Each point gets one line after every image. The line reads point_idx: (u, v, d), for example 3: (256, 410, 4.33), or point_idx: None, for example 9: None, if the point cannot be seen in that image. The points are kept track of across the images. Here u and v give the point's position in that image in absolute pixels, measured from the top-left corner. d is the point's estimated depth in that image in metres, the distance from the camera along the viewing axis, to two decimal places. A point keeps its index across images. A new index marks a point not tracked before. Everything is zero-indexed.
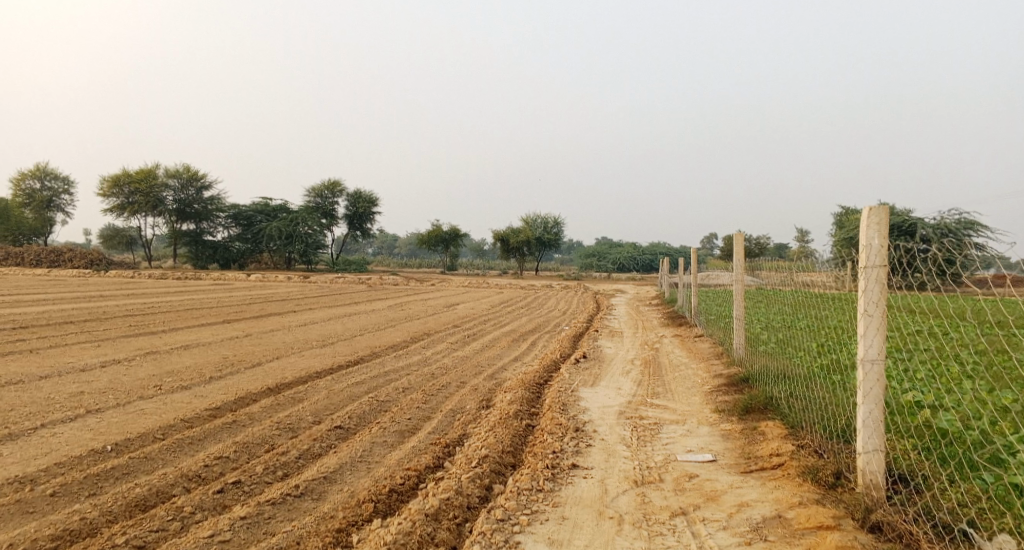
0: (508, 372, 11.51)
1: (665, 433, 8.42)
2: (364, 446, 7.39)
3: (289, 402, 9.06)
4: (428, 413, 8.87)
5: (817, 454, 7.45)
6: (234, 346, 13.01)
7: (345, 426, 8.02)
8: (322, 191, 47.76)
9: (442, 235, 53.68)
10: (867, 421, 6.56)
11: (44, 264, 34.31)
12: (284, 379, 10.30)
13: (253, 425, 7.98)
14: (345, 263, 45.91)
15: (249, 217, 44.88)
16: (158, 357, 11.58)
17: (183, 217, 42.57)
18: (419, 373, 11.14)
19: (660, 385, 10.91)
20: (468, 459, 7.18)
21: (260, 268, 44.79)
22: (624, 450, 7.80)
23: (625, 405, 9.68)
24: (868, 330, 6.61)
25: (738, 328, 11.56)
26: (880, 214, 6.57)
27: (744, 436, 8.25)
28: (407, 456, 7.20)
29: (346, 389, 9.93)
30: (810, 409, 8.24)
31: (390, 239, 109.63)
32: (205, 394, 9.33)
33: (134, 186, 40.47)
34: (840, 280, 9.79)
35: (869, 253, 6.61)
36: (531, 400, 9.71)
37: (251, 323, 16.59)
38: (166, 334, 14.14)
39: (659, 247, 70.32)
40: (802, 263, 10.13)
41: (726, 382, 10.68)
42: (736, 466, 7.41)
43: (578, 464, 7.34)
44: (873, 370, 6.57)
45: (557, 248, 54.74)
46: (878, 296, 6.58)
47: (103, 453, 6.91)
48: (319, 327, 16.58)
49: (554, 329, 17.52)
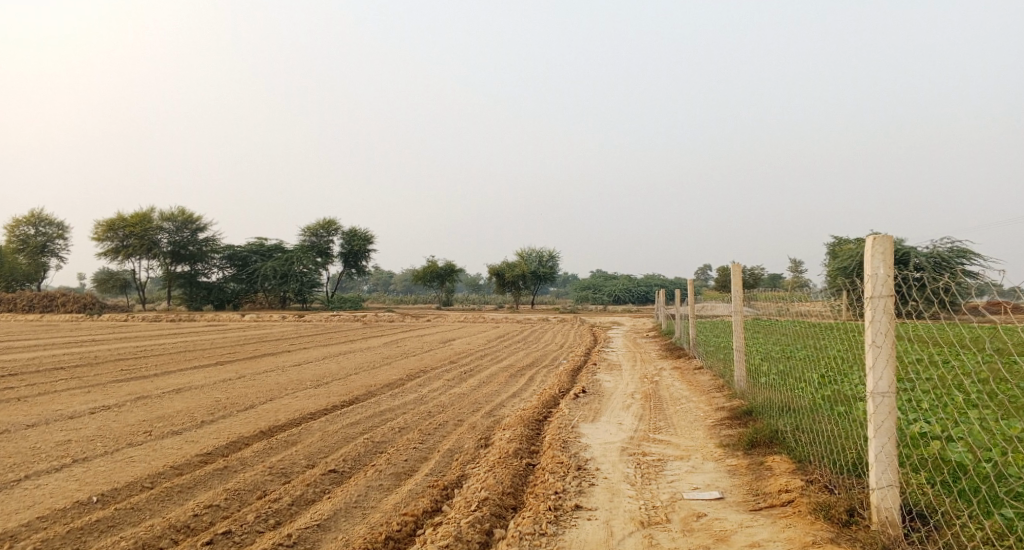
0: (506, 409, 11.28)
1: (670, 470, 8.19)
2: (360, 491, 7.15)
3: (282, 446, 8.82)
4: (425, 453, 8.64)
5: (827, 490, 7.22)
6: (227, 388, 12.78)
7: (340, 470, 7.78)
8: (317, 230, 47.71)
9: (437, 271, 53.58)
10: (879, 456, 6.39)
11: (37, 308, 34.14)
12: (277, 422, 10.07)
13: (244, 470, 7.74)
14: (340, 301, 45.71)
15: (243, 257, 44.75)
16: (150, 402, 11.35)
17: (177, 258, 42.43)
18: (416, 412, 10.92)
19: (662, 419, 10.68)
20: (467, 502, 6.93)
21: (255, 308, 44.57)
22: (629, 489, 7.56)
23: (627, 441, 9.45)
24: (877, 361, 6.44)
25: (738, 359, 11.36)
26: (885, 243, 6.43)
27: (750, 472, 8.02)
28: (404, 500, 6.96)
29: (341, 430, 9.69)
30: (817, 442, 8.02)
31: (385, 276, 109.48)
32: (196, 439, 9.08)
33: (128, 229, 40.37)
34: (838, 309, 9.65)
35: (875, 282, 6.45)
36: (530, 437, 9.48)
37: (245, 364, 16.35)
38: (157, 378, 13.90)
39: (655, 279, 70.27)
40: (801, 293, 9.99)
41: (729, 415, 10.47)
42: (745, 504, 7.18)
43: (581, 505, 7.10)
44: (884, 403, 6.41)
45: (553, 282, 54.66)
46: (886, 327, 6.43)
47: (88, 505, 6.66)
48: (314, 367, 16.34)
49: (552, 364, 17.30)
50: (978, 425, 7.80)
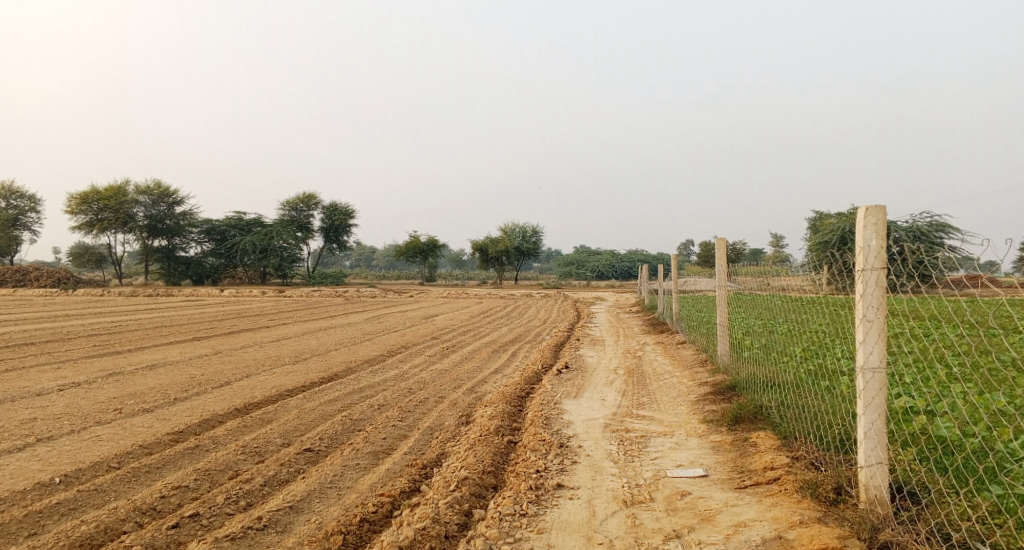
0: (488, 385, 11.07)
1: (653, 447, 8.02)
2: (335, 470, 6.93)
3: (257, 424, 8.60)
4: (405, 431, 8.44)
5: (814, 467, 7.08)
6: (202, 364, 12.51)
7: (316, 448, 7.57)
8: (297, 204, 47.22)
9: (420, 247, 53.24)
10: (869, 433, 6.24)
11: (10, 283, 33.63)
12: (253, 399, 9.83)
13: (216, 449, 7.51)
14: (321, 276, 45.34)
15: (222, 232, 44.24)
16: (121, 379, 11.09)
17: (154, 233, 41.88)
18: (396, 388, 10.71)
19: (645, 394, 10.52)
20: (446, 482, 6.74)
21: (235, 283, 44.14)
22: (611, 466, 7.39)
23: (610, 417, 9.28)
24: (868, 337, 6.27)
25: (721, 333, 11.20)
26: (877, 214, 6.24)
27: (735, 448, 7.86)
28: (381, 480, 6.76)
29: (318, 408, 9.47)
30: (802, 418, 7.88)
31: (368, 251, 108.83)
32: (167, 417, 8.84)
33: (103, 202, 39.72)
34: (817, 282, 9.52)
35: (867, 255, 6.26)
36: (512, 414, 9.30)
37: (221, 339, 16.06)
38: (131, 354, 13.61)
39: (639, 255, 70.22)
40: (781, 267, 9.86)
41: (713, 389, 10.33)
42: (729, 482, 7.03)
43: (563, 484, 6.93)
44: (875, 379, 6.24)
45: (536, 257, 54.50)
46: (877, 301, 6.25)
47: (50, 486, 6.42)
48: (293, 342, 16.09)
49: (535, 339, 17.11)
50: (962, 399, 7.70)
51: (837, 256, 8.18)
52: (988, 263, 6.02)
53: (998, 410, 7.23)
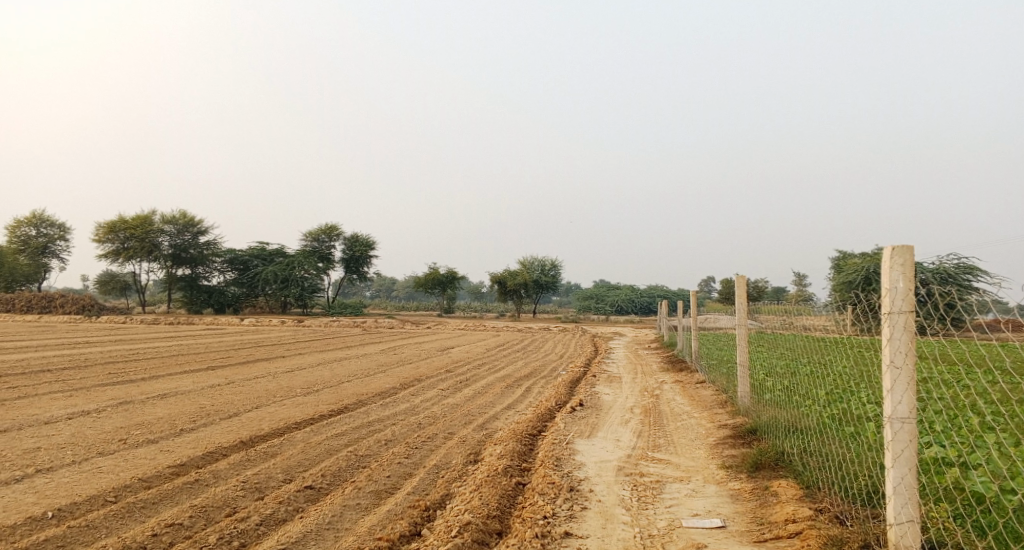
0: (500, 422, 10.81)
1: (668, 494, 7.71)
2: (334, 510, 6.68)
3: (261, 458, 8.37)
4: (411, 469, 8.18)
5: (838, 521, 6.76)
6: (213, 394, 12.32)
7: (317, 486, 7.32)
8: (319, 234, 47.24)
9: (440, 278, 53.12)
10: (898, 488, 5.95)
11: (35, 309, 33.79)
12: (260, 431, 9.61)
13: (216, 484, 7.28)
14: (341, 306, 45.25)
15: (245, 261, 44.34)
16: (130, 408, 10.90)
17: (178, 261, 41.99)
18: (406, 423, 10.47)
19: (661, 436, 10.22)
20: (448, 527, 6.48)
21: (255, 312, 44.14)
22: (624, 514, 7.09)
23: (624, 460, 8.98)
24: (896, 384, 5.98)
25: (741, 374, 10.89)
26: (904, 254, 5.95)
27: (755, 497, 7.54)
28: (381, 522, 6.50)
29: (325, 442, 9.23)
30: (826, 466, 7.56)
31: (388, 282, 108.85)
32: (171, 449, 8.62)
33: (129, 231, 39.89)
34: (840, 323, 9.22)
35: (894, 297, 5.99)
36: (522, 453, 9.03)
37: (235, 369, 15.88)
38: (144, 383, 13.46)
39: (659, 291, 69.79)
40: (803, 307, 9.58)
41: (732, 433, 10.02)
42: (748, 535, 6.72)
43: (571, 532, 6.64)
44: (904, 430, 5.95)
45: (556, 291, 54.23)
46: (905, 346, 5.96)
47: (41, 521, 6.22)
48: (307, 373, 15.88)
49: (551, 375, 16.83)
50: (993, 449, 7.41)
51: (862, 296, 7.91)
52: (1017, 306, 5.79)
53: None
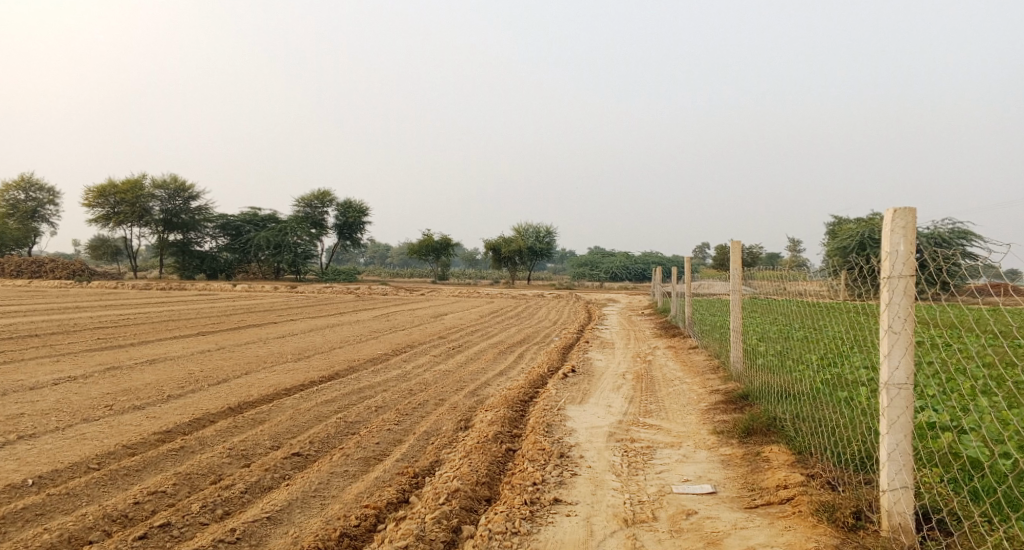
0: (491, 388, 10.72)
1: (659, 460, 7.65)
2: (321, 478, 6.60)
3: (248, 425, 8.28)
4: (400, 436, 8.09)
5: (830, 487, 6.71)
6: (203, 360, 12.21)
7: (304, 453, 7.23)
8: (312, 200, 46.92)
9: (434, 245, 52.93)
10: (892, 455, 5.86)
11: (25, 274, 33.55)
12: (249, 397, 9.51)
13: (202, 451, 7.19)
14: (334, 273, 45.07)
15: (237, 227, 44.08)
16: (118, 374, 10.79)
17: (170, 227, 41.70)
18: (397, 390, 10.38)
19: (653, 402, 10.15)
20: (436, 494, 6.41)
21: (248, 278, 43.96)
22: (614, 480, 7.02)
23: (616, 426, 8.91)
24: (893, 350, 5.89)
25: (734, 340, 10.81)
26: (906, 217, 5.84)
27: (746, 463, 7.48)
28: (368, 490, 6.43)
29: (314, 408, 9.14)
30: (819, 432, 7.50)
31: (382, 248, 108.51)
32: (157, 415, 8.52)
33: (120, 196, 39.53)
34: (832, 288, 9.12)
35: (894, 261, 5.88)
36: (513, 419, 8.96)
37: (226, 335, 15.76)
38: (133, 348, 13.35)
39: (653, 257, 69.73)
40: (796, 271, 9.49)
41: (724, 398, 9.96)
42: (739, 501, 6.66)
43: (561, 499, 6.57)
44: (900, 396, 5.86)
45: (550, 258, 54.07)
46: (905, 311, 5.86)
47: (21, 488, 6.13)
48: (298, 339, 15.77)
49: (543, 341, 16.75)
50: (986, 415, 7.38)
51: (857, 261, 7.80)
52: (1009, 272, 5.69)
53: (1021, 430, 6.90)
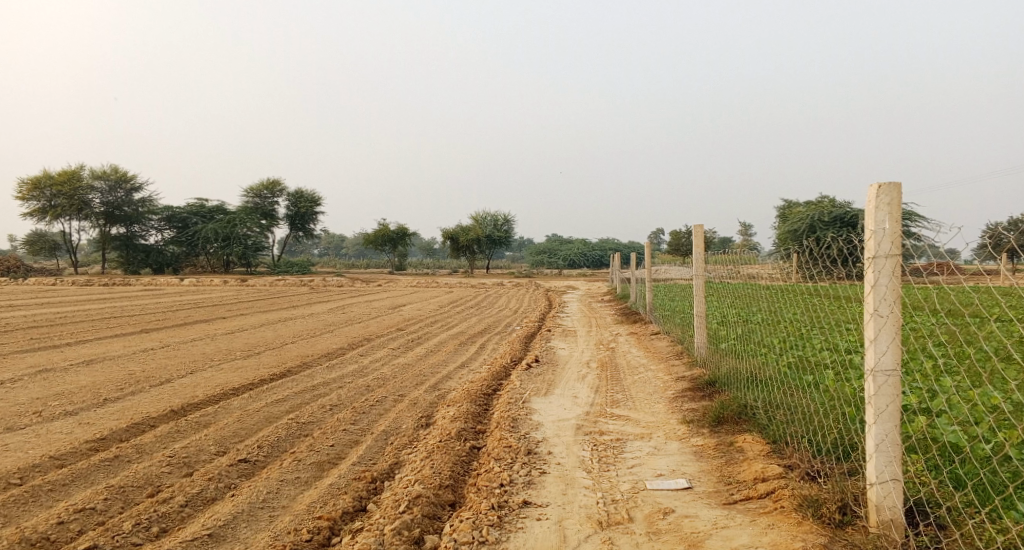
0: (452, 382, 10.26)
1: (629, 453, 7.26)
2: (270, 487, 6.09)
3: (191, 429, 7.73)
4: (356, 436, 7.60)
5: (810, 478, 6.38)
6: (144, 359, 11.57)
7: (252, 458, 6.70)
8: (261, 191, 46.05)
9: (389, 235, 52.17)
10: (881, 446, 5.54)
11: None
12: (193, 398, 8.95)
13: (139, 460, 6.64)
14: (287, 265, 44.21)
15: (184, 219, 43.00)
16: (50, 377, 10.13)
17: (112, 220, 40.47)
18: (353, 386, 9.87)
19: (619, 391, 9.77)
20: (396, 501, 5.93)
21: (196, 272, 42.89)
22: (585, 477, 6.62)
23: (582, 418, 8.50)
24: (880, 335, 5.54)
25: (698, 324, 10.46)
26: (892, 193, 5.48)
27: (720, 454, 7.11)
28: (321, 498, 5.94)
29: (264, 409, 8.60)
30: (794, 420, 7.16)
31: (337, 239, 107.04)
32: (92, 421, 7.92)
33: (56, 188, 38.20)
34: (786, 271, 8.81)
35: (880, 239, 5.53)
36: (476, 414, 8.51)
37: (170, 332, 15.06)
38: (69, 348, 12.66)
39: (611, 243, 69.63)
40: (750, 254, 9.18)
41: (691, 385, 9.62)
42: (716, 497, 6.29)
43: (530, 502, 6.15)
44: (888, 383, 5.53)
45: (506, 246, 53.62)
46: (892, 293, 5.53)
47: None
48: (247, 335, 15.14)
49: (505, 330, 16.32)
50: (954, 395, 7.16)
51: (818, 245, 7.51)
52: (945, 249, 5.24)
53: (995, 411, 6.66)
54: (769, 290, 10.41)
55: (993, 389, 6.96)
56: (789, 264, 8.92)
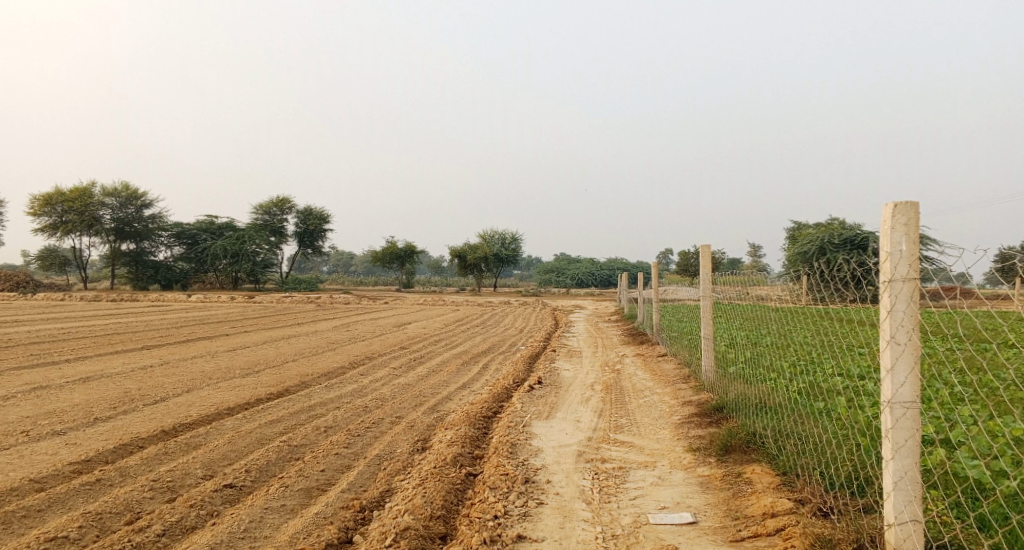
0: (452, 404, 9.98)
1: (632, 483, 6.97)
2: (254, 515, 5.85)
3: (180, 451, 7.47)
4: (349, 461, 7.33)
5: (822, 515, 6.09)
6: (141, 377, 11.33)
7: (238, 484, 6.44)
8: (270, 207, 45.99)
9: (398, 252, 52.01)
10: (900, 483, 5.25)
11: None
12: (186, 418, 8.70)
13: (123, 484, 6.39)
14: (295, 282, 44.04)
15: (193, 235, 42.95)
16: (43, 394, 9.89)
17: (122, 236, 40.41)
18: (350, 407, 9.61)
19: (623, 415, 9.48)
20: (383, 534, 5.69)
21: (204, 288, 42.79)
22: (584, 509, 6.33)
23: (584, 444, 8.21)
24: (897, 364, 5.27)
25: (705, 347, 10.16)
26: (908, 212, 5.22)
27: (727, 486, 6.81)
28: (306, 529, 5.70)
29: (256, 430, 8.34)
30: (804, 450, 6.87)
31: (345, 256, 107.03)
32: (79, 441, 7.68)
33: (67, 204, 38.18)
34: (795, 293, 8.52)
35: (896, 262, 5.26)
36: (474, 439, 8.23)
37: (170, 349, 14.83)
38: (67, 365, 12.42)
39: (619, 263, 69.35)
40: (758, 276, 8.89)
41: (697, 410, 9.32)
42: (722, 533, 6.00)
43: (525, 535, 5.88)
44: (906, 416, 5.25)
45: (515, 265, 53.36)
46: (910, 319, 5.26)
47: None
48: (248, 353, 14.88)
49: (509, 350, 16.05)
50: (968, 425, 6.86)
51: (827, 267, 7.25)
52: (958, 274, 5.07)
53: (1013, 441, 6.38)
54: (778, 312, 10.11)
55: (1009, 419, 6.66)
56: (798, 286, 8.64)
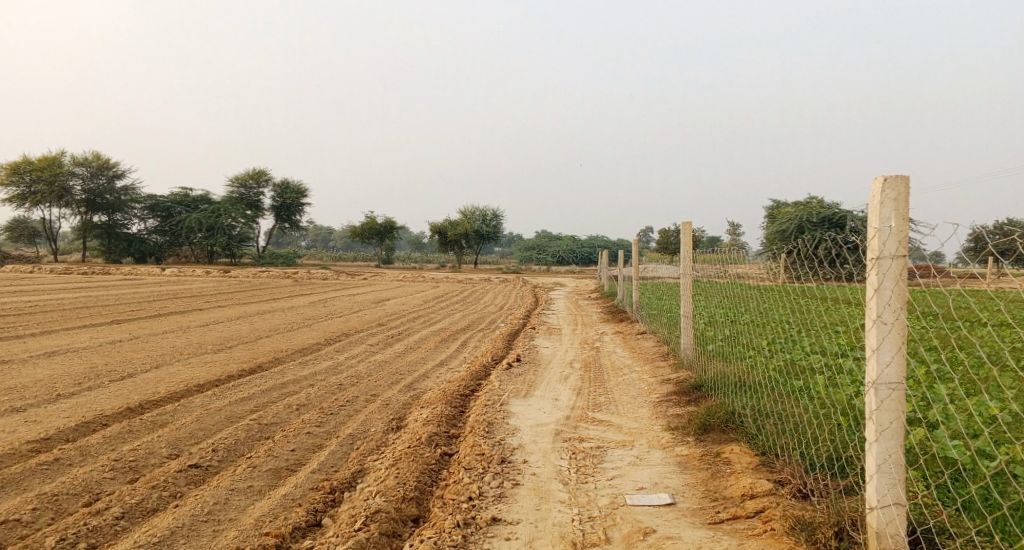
0: (428, 381, 9.78)
1: (610, 463, 6.82)
2: (218, 497, 5.66)
3: (145, 429, 7.24)
4: (320, 440, 7.13)
5: (801, 497, 5.95)
6: (108, 352, 11.04)
7: (204, 463, 6.22)
8: (247, 181, 45.39)
9: (377, 228, 51.59)
10: (882, 467, 5.11)
11: None
12: (153, 395, 8.45)
13: (83, 463, 6.16)
14: (272, 257, 43.53)
15: (167, 208, 42.37)
16: (5, 370, 9.61)
17: (94, 208, 39.78)
18: (324, 384, 9.39)
19: (602, 394, 9.33)
20: (352, 517, 5.50)
21: (179, 262, 42.26)
22: (560, 490, 6.17)
23: (562, 423, 8.04)
24: (883, 344, 5.12)
25: (685, 325, 10.01)
26: (898, 186, 5.05)
27: (705, 466, 6.68)
28: (271, 512, 5.51)
29: (226, 408, 8.11)
30: (785, 430, 6.73)
31: (324, 232, 106.31)
32: (40, 419, 7.42)
33: (36, 174, 37.51)
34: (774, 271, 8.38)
35: (885, 238, 5.10)
36: (450, 417, 8.04)
37: (140, 324, 14.51)
38: (33, 339, 12.10)
39: (600, 240, 69.24)
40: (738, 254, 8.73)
41: (677, 388, 9.19)
42: (701, 515, 5.86)
43: (499, 518, 5.70)
44: (892, 398, 5.10)
45: (494, 241, 53.07)
46: (897, 298, 5.10)
47: None
48: (221, 328, 14.59)
49: (488, 327, 15.85)
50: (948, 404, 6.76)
51: (807, 244, 7.10)
52: (933, 252, 4.92)
53: (994, 420, 6.29)
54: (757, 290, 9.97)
55: (989, 399, 6.56)
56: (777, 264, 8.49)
